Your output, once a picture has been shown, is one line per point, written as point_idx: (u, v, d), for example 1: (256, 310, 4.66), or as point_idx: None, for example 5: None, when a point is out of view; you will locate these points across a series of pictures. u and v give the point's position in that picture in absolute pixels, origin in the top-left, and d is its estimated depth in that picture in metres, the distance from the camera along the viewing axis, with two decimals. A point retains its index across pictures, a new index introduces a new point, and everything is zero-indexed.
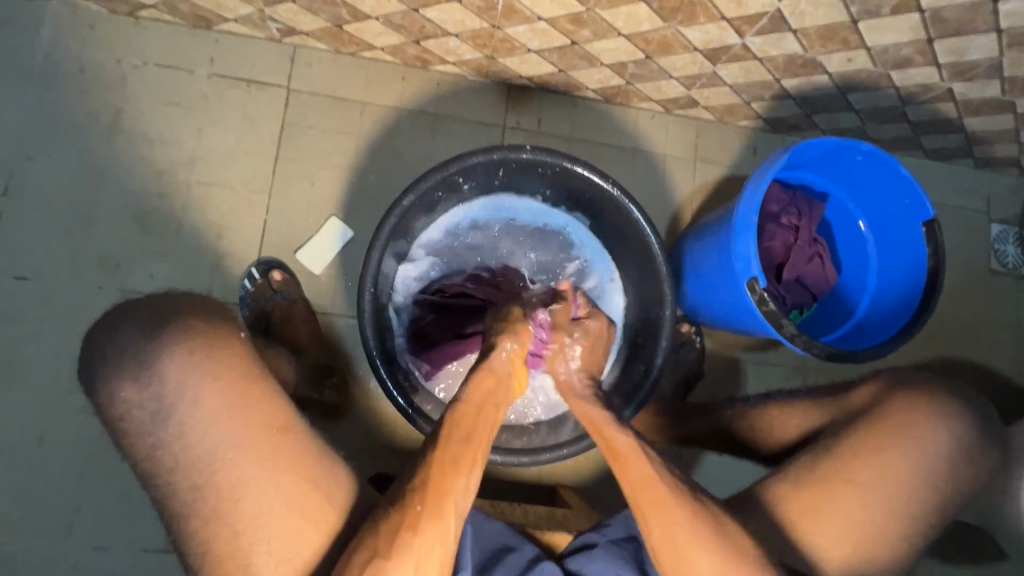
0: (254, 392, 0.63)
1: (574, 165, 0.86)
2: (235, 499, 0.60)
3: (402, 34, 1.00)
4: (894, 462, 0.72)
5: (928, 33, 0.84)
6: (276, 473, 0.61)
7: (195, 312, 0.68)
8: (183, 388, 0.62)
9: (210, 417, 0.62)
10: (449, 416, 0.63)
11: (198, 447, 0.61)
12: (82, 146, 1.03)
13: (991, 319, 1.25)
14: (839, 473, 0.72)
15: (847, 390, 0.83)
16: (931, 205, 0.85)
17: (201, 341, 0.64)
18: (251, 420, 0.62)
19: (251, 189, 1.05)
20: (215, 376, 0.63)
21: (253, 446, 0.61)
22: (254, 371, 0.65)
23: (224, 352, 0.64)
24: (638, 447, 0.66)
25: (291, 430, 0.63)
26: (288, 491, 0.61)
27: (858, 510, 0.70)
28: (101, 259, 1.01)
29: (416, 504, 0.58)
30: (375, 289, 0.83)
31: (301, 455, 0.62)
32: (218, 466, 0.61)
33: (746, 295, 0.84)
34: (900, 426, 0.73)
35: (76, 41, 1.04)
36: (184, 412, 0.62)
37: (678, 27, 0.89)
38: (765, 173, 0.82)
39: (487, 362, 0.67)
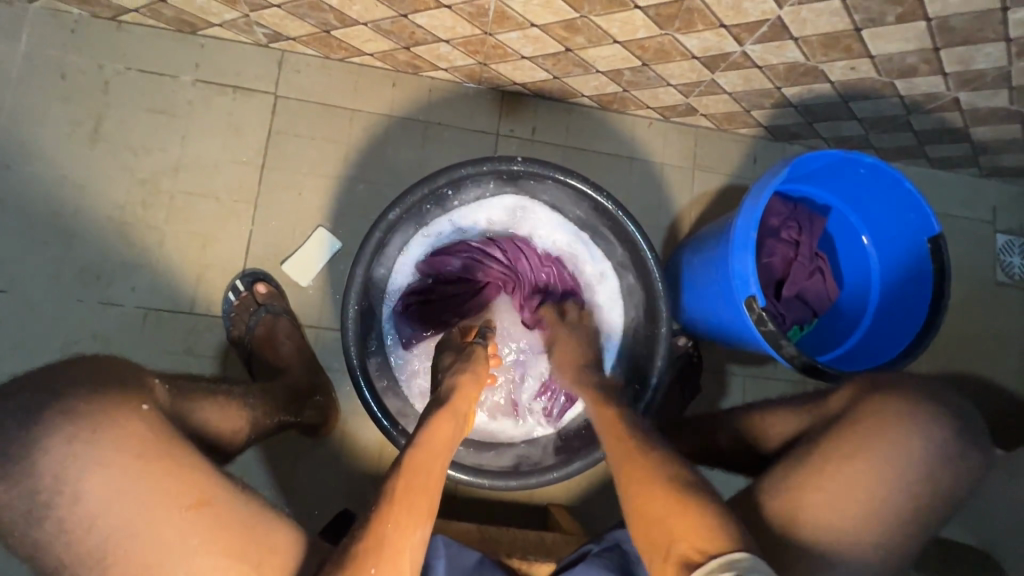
0: (159, 466, 0.54)
1: (567, 178, 0.83)
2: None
3: (391, 39, 0.97)
4: (867, 472, 0.61)
5: (934, 42, 0.81)
6: (188, 553, 0.53)
7: (83, 386, 0.57)
8: (61, 482, 0.53)
9: (102, 503, 0.53)
10: (404, 461, 0.59)
11: (89, 539, 0.52)
12: (62, 154, 1.00)
13: (996, 332, 1.21)
14: (807, 483, 0.63)
15: (828, 392, 0.74)
16: (936, 220, 0.82)
17: (90, 418, 0.55)
18: (154, 497, 0.53)
19: (236, 198, 1.03)
20: (105, 461, 0.53)
21: (157, 526, 0.53)
22: (161, 443, 0.56)
23: (119, 431, 0.55)
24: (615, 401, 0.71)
25: (208, 504, 0.55)
26: (203, 574, 0.53)
27: (828, 519, 0.61)
28: (81, 271, 0.99)
29: (370, 567, 0.52)
30: (359, 306, 0.80)
31: (223, 534, 0.54)
32: (109, 559, 0.52)
33: (744, 314, 0.81)
34: (873, 424, 0.64)
35: (57, 47, 1.01)
36: (65, 505, 0.53)
37: (675, 35, 0.86)
38: (765, 187, 0.79)
39: (446, 405, 0.65)
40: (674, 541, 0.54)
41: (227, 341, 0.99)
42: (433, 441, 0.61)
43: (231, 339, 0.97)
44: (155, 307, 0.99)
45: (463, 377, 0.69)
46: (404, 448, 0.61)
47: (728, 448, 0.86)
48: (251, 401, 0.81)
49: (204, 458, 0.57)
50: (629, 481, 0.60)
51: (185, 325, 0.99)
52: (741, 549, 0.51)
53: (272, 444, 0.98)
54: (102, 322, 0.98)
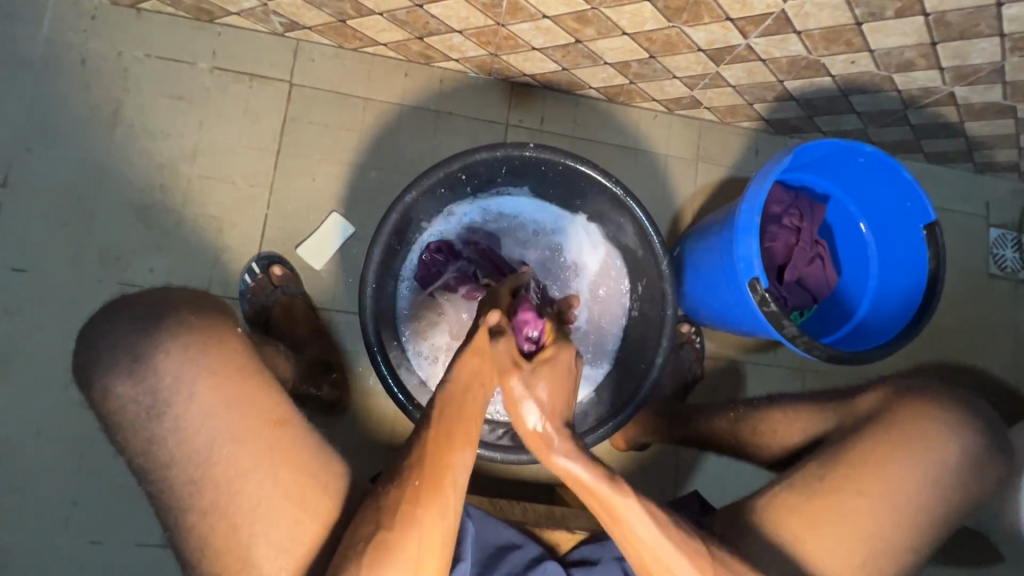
0: (252, 386, 0.63)
1: (577, 163, 0.86)
2: (234, 490, 0.59)
3: (406, 29, 1.00)
4: (902, 472, 0.72)
5: (932, 36, 0.84)
6: (275, 466, 0.60)
7: (190, 307, 0.67)
8: (179, 383, 0.62)
9: (209, 409, 0.61)
10: (437, 401, 0.61)
11: (196, 440, 0.61)
12: (81, 138, 1.02)
13: (989, 323, 1.25)
14: (848, 483, 0.72)
15: (856, 393, 0.83)
16: (932, 208, 0.86)
17: (196, 337, 0.64)
18: (251, 412, 0.61)
19: (252, 183, 1.05)
20: (212, 370, 0.62)
21: (252, 437, 0.61)
22: (251, 366, 0.65)
23: (220, 346, 0.64)
24: (636, 509, 0.59)
25: (289, 424, 0.63)
26: (288, 482, 0.60)
27: (866, 520, 0.70)
28: (101, 251, 1.01)
29: (414, 480, 0.59)
30: (376, 285, 0.83)
31: (304, 450, 0.62)
32: (215, 460, 0.60)
33: (748, 295, 0.84)
34: (906, 432, 0.74)
35: (76, 32, 1.03)
36: (180, 406, 0.61)
37: (682, 27, 0.89)
38: (768, 173, 0.82)
39: (474, 341, 0.62)
40: None
41: (243, 321, 1.01)
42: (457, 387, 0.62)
43: (248, 320, 1.00)
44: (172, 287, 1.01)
45: (490, 319, 0.62)
46: (437, 391, 0.63)
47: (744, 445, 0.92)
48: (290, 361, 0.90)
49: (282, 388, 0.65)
50: None
51: None
52: None
53: None
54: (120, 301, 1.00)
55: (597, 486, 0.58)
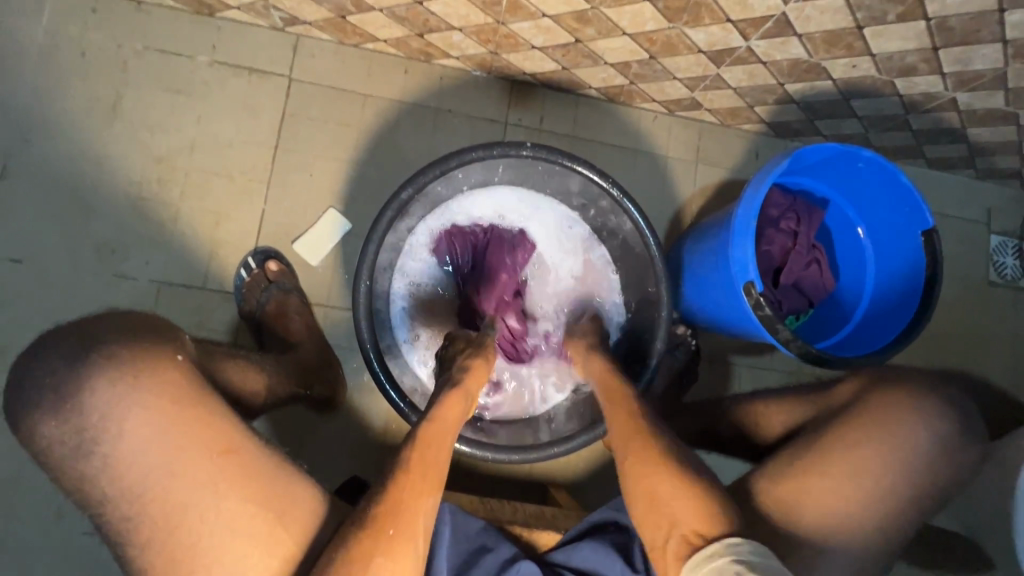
0: (193, 415, 0.61)
1: (574, 164, 0.86)
2: (174, 524, 0.59)
3: (406, 26, 0.99)
4: (866, 455, 0.68)
5: (934, 41, 0.84)
6: (218, 497, 0.59)
7: (124, 337, 0.64)
8: (106, 420, 0.60)
9: (142, 445, 0.60)
10: (419, 435, 0.66)
11: (128, 478, 0.59)
12: (79, 130, 1.02)
13: (988, 330, 1.25)
14: (811, 464, 0.69)
15: (833, 386, 0.82)
16: (930, 214, 0.85)
17: (123, 369, 0.62)
18: (190, 443, 0.60)
19: (249, 177, 1.05)
20: (145, 404, 0.60)
21: (191, 469, 0.59)
22: (192, 394, 0.62)
23: (157, 377, 0.62)
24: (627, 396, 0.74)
25: (234, 452, 0.61)
26: (233, 515, 0.59)
27: (833, 504, 0.67)
28: (97, 244, 1.01)
29: (388, 529, 0.59)
30: (370, 282, 0.83)
31: (248, 478, 0.61)
32: (149, 496, 0.59)
33: (742, 299, 0.83)
34: (879, 416, 0.70)
35: (78, 25, 1.03)
36: (108, 444, 0.60)
37: (683, 28, 0.88)
38: (765, 177, 0.82)
39: (462, 385, 0.72)
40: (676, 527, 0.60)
41: (238, 316, 1.02)
42: (443, 420, 0.68)
43: (243, 315, 1.00)
44: (168, 281, 1.02)
45: (476, 362, 0.76)
46: (414, 425, 0.68)
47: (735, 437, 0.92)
48: (270, 366, 0.89)
49: (230, 411, 0.64)
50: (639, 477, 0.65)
51: (198, 300, 1.02)
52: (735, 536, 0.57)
53: (280, 418, 1.01)
54: (116, 294, 1.00)
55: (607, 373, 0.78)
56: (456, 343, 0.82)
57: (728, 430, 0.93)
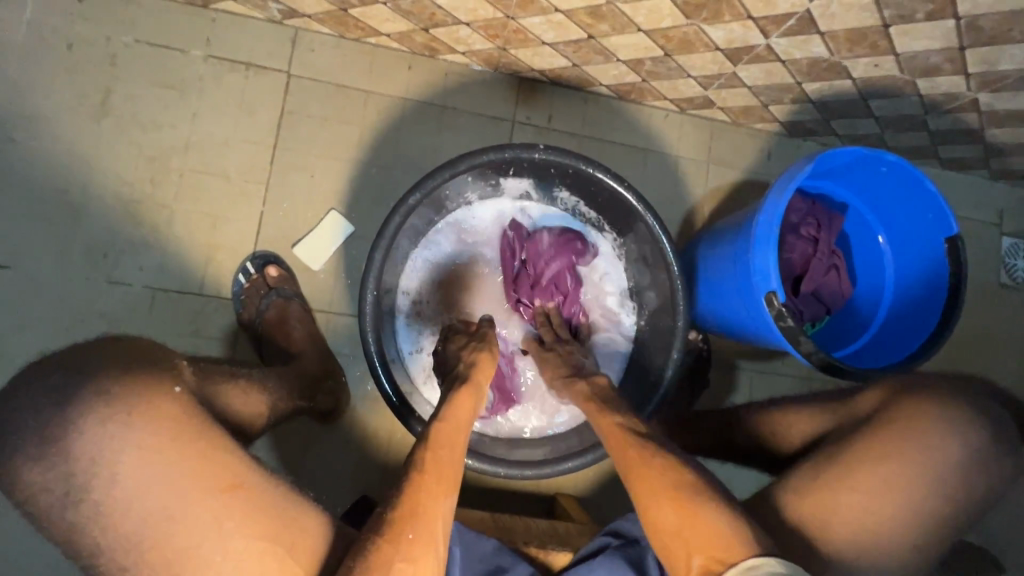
0: (194, 452, 0.58)
1: (590, 168, 0.82)
2: (178, 571, 0.55)
3: (410, 20, 0.95)
4: (896, 470, 0.66)
5: (961, 41, 0.80)
6: (223, 537, 0.56)
7: (115, 368, 0.61)
8: (97, 465, 0.56)
9: (136, 490, 0.56)
10: (431, 435, 0.63)
11: (126, 524, 0.56)
12: (67, 128, 0.98)
13: (999, 334, 1.23)
14: (840, 481, 0.68)
15: (858, 391, 0.79)
16: (955, 221, 0.82)
17: (115, 407, 0.57)
18: (190, 484, 0.56)
19: (246, 178, 1.01)
20: (139, 444, 0.57)
21: (193, 511, 0.56)
22: (190, 427, 0.59)
23: (152, 414, 0.58)
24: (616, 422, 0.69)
25: (240, 488, 0.58)
26: (239, 557, 0.56)
27: (862, 518, 0.66)
28: (88, 249, 0.96)
29: (407, 532, 0.56)
30: (376, 291, 0.79)
31: (254, 516, 0.57)
32: (149, 544, 0.55)
33: (763, 309, 0.80)
34: (908, 427, 0.68)
35: (64, 16, 0.98)
36: (101, 491, 0.56)
37: (701, 25, 0.85)
38: (790, 181, 0.78)
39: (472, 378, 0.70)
40: (691, 552, 0.58)
41: (237, 324, 0.98)
42: (456, 419, 0.65)
43: (242, 323, 0.97)
44: (163, 287, 0.97)
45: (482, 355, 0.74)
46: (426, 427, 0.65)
47: (753, 449, 0.90)
48: (270, 383, 0.83)
49: (232, 442, 0.60)
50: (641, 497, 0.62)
51: (194, 306, 0.98)
52: (762, 554, 0.54)
53: (282, 429, 0.98)
54: (109, 301, 0.96)
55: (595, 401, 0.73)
56: (456, 340, 0.80)
57: (744, 439, 0.91)
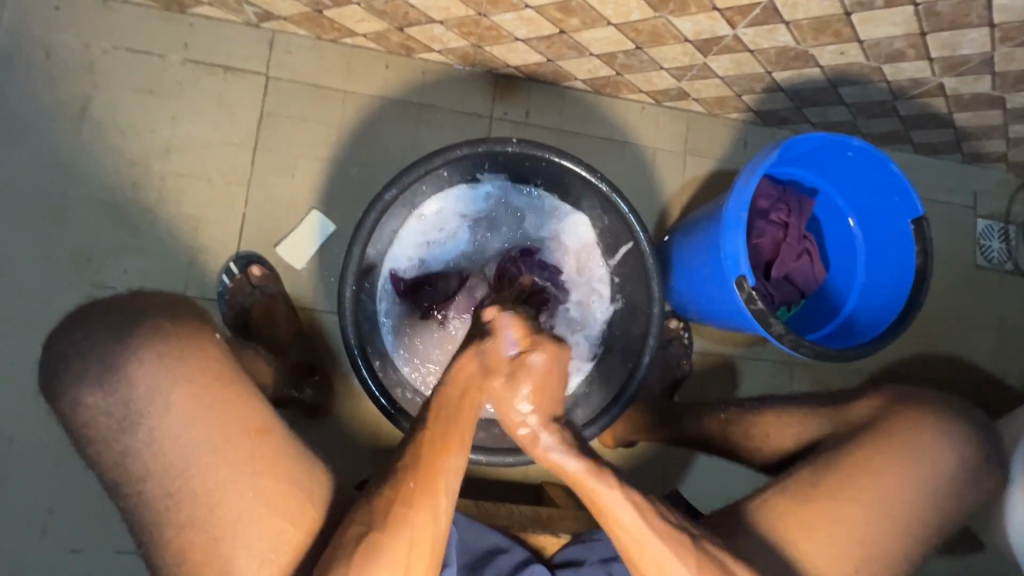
0: (235, 395, 0.61)
1: (561, 158, 0.84)
2: (211, 503, 0.58)
3: (385, 20, 0.96)
4: (895, 483, 0.71)
5: (921, 26, 0.82)
6: (253, 477, 0.59)
7: (168, 313, 0.65)
8: (154, 394, 0.60)
9: (185, 421, 0.59)
10: (435, 400, 0.61)
11: (172, 452, 0.59)
12: (47, 134, 0.99)
13: (977, 314, 1.25)
14: (841, 490, 0.71)
15: (847, 399, 0.84)
16: (919, 203, 0.85)
17: (171, 345, 0.62)
18: (230, 422, 0.60)
19: (228, 180, 1.02)
20: (190, 380, 0.61)
21: (232, 448, 0.59)
22: (232, 374, 0.63)
23: (200, 357, 0.62)
24: (624, 500, 0.59)
25: (270, 435, 0.61)
26: (271, 493, 0.59)
27: (860, 527, 0.70)
28: (73, 253, 0.98)
29: (409, 482, 0.58)
30: (355, 286, 0.80)
31: (286, 456, 0.61)
32: (191, 473, 0.58)
33: (735, 294, 0.82)
34: (904, 441, 0.73)
35: (41, 24, 0.99)
36: (156, 418, 0.59)
37: (668, 17, 0.86)
38: (756, 167, 0.81)
39: (472, 347, 0.61)
40: None
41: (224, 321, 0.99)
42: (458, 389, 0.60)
43: (228, 321, 0.98)
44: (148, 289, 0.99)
45: (471, 350, 0.59)
46: (435, 389, 0.62)
47: (742, 445, 0.90)
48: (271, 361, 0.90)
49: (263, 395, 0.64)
50: None
51: None
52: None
53: None
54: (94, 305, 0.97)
55: (587, 479, 0.58)
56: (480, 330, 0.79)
57: (734, 441, 0.91)
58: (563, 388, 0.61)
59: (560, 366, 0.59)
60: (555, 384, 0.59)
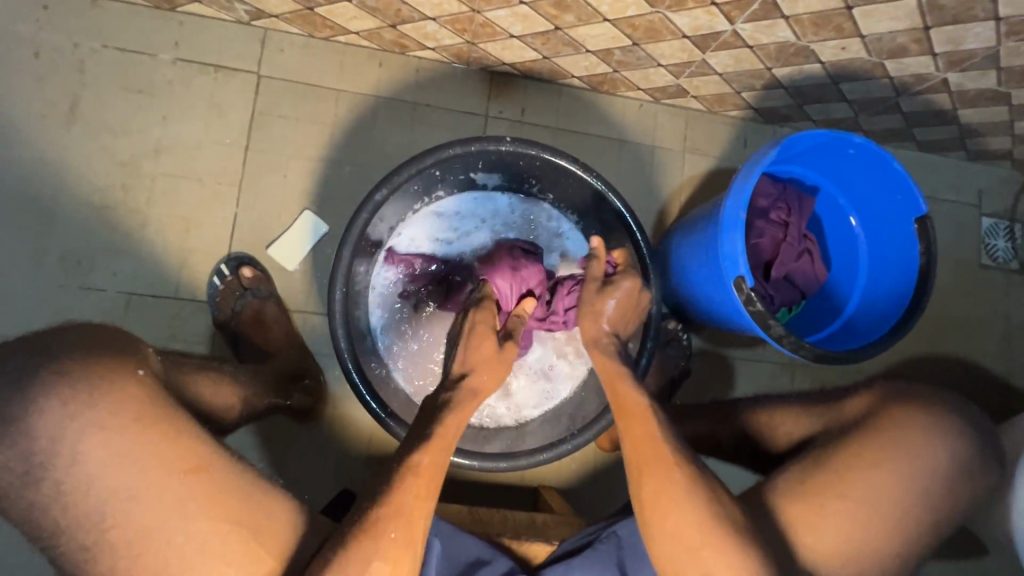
0: (153, 438, 0.58)
1: (555, 158, 0.82)
2: (138, 552, 0.56)
3: (377, 17, 0.95)
4: (887, 479, 0.68)
5: (925, 20, 0.80)
6: (185, 519, 0.57)
7: (82, 350, 0.61)
8: (60, 442, 0.56)
9: (100, 468, 0.56)
10: (430, 440, 0.61)
11: (86, 503, 0.56)
12: (36, 135, 0.97)
13: (981, 314, 1.23)
14: (830, 487, 0.68)
15: (840, 398, 0.80)
16: (923, 201, 0.83)
17: (82, 386, 0.58)
18: (151, 465, 0.57)
19: (219, 180, 1.01)
20: (103, 424, 0.57)
21: (155, 493, 0.57)
22: (152, 412, 0.59)
23: (113, 396, 0.58)
24: (648, 409, 0.65)
25: (202, 473, 0.58)
26: (202, 538, 0.57)
27: (850, 525, 0.66)
28: (62, 255, 0.96)
29: (390, 532, 0.57)
30: (346, 288, 0.79)
31: (215, 500, 0.58)
32: (110, 523, 0.56)
33: (733, 295, 0.81)
34: (894, 435, 0.70)
35: (29, 23, 0.98)
36: (65, 468, 0.56)
37: (665, 13, 0.85)
38: (755, 166, 0.79)
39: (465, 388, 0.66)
40: None
41: (213, 325, 0.98)
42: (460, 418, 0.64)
43: (218, 324, 0.96)
44: (138, 292, 0.97)
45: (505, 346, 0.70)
46: (426, 427, 0.63)
47: (738, 444, 0.90)
48: (243, 378, 0.85)
49: (192, 429, 0.60)
50: (657, 494, 0.61)
51: (170, 310, 0.98)
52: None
53: (262, 430, 0.98)
54: (83, 308, 0.96)
55: (619, 377, 0.67)
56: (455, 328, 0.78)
57: (729, 439, 0.91)
58: (632, 325, 0.76)
59: (637, 301, 0.74)
60: (630, 306, 0.73)
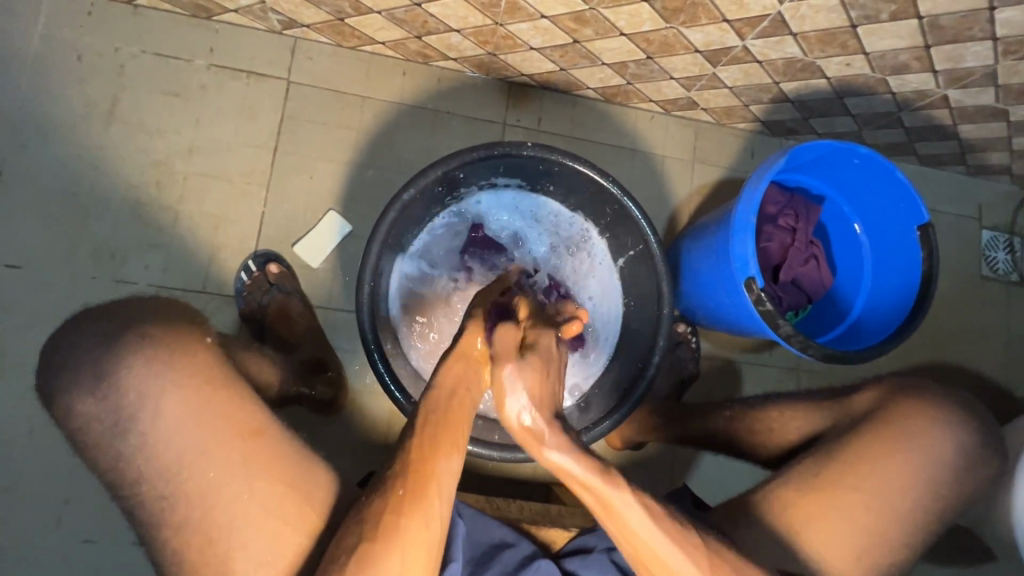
0: (223, 400, 0.62)
1: (574, 163, 0.86)
2: (209, 504, 0.59)
3: (404, 28, 1.00)
4: (894, 471, 0.72)
5: (926, 39, 0.85)
6: (250, 479, 0.60)
7: (152, 321, 0.66)
8: (126, 408, 0.61)
9: (175, 427, 0.60)
10: (424, 405, 0.58)
11: (165, 458, 0.60)
12: (76, 134, 1.02)
13: (982, 324, 1.26)
14: (844, 478, 0.72)
15: (849, 394, 0.83)
16: (925, 210, 0.86)
17: (156, 352, 0.63)
18: (220, 426, 0.61)
19: (248, 180, 1.05)
20: (177, 387, 0.61)
21: (222, 452, 0.60)
22: (221, 377, 0.63)
23: (185, 362, 0.63)
24: (631, 501, 0.56)
25: (263, 436, 0.62)
26: (262, 496, 0.60)
27: (860, 515, 0.70)
28: (96, 249, 1.00)
29: (399, 488, 0.57)
30: (373, 283, 0.82)
31: (275, 460, 0.61)
32: (184, 475, 0.60)
33: (744, 296, 0.84)
34: (901, 429, 0.74)
35: (73, 28, 1.03)
36: (120, 442, 0.61)
37: (679, 28, 0.89)
38: (764, 173, 0.83)
39: (459, 345, 0.59)
40: None
41: (239, 319, 1.01)
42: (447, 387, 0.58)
43: (244, 317, 1.00)
44: (169, 285, 1.01)
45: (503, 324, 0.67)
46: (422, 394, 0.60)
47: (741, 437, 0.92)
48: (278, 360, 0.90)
49: (254, 397, 0.64)
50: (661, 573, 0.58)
51: (199, 304, 1.01)
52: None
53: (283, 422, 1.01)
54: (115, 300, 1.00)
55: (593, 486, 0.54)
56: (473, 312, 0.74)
57: (739, 433, 0.92)
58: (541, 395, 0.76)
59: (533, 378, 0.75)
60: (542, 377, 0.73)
